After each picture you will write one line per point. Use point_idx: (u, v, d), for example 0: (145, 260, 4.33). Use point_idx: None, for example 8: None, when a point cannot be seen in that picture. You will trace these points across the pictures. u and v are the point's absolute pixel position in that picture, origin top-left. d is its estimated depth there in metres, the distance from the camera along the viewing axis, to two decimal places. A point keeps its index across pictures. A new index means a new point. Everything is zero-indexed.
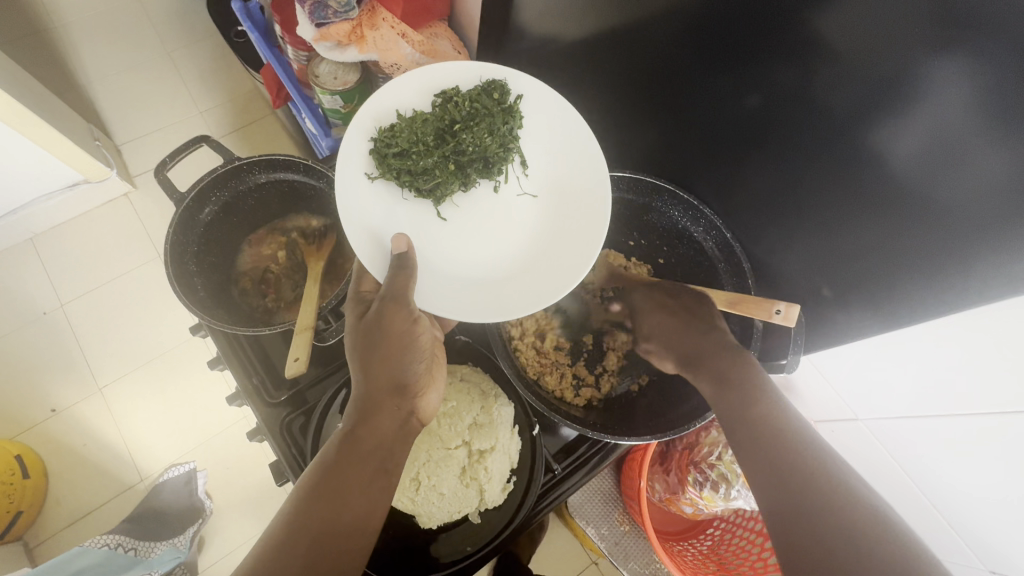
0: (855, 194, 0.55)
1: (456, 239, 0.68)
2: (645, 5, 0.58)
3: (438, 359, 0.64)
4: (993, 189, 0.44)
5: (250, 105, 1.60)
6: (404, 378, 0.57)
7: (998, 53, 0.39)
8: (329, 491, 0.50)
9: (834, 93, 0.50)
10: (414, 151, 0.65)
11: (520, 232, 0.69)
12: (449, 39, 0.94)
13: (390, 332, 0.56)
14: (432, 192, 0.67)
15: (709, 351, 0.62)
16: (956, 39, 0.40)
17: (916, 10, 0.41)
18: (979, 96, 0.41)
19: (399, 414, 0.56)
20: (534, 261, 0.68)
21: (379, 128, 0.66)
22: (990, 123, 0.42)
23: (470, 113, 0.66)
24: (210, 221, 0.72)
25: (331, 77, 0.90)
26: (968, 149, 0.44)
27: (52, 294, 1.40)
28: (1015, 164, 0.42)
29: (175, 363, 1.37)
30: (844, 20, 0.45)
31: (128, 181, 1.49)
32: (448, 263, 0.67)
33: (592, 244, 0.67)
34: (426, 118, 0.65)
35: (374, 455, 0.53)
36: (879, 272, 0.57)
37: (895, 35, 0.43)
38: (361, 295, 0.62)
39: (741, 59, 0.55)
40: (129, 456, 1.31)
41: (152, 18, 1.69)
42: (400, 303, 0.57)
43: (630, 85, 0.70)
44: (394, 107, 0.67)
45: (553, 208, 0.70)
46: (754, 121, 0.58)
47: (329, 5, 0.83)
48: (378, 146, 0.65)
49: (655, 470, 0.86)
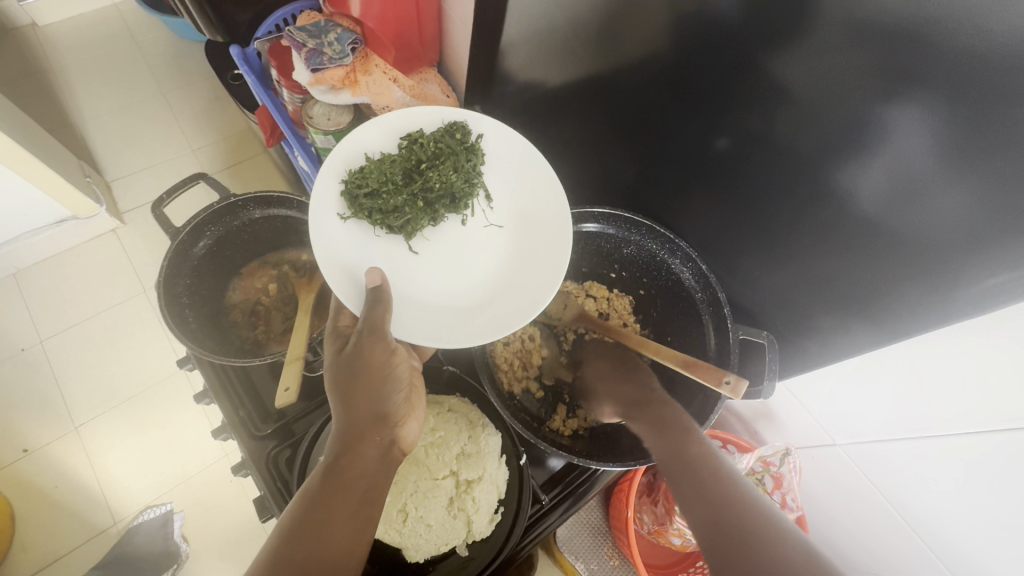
0: (822, 232, 0.58)
1: (426, 272, 0.70)
2: (619, 56, 0.64)
3: (417, 386, 0.64)
4: (948, 230, 0.48)
5: (243, 143, 1.64)
6: (385, 409, 0.58)
7: (947, 98, 0.42)
8: (313, 521, 0.49)
9: (798, 135, 0.53)
10: (384, 190, 0.68)
11: (487, 263, 0.72)
12: (438, 83, 1.00)
13: (370, 365, 0.57)
14: (402, 228, 0.69)
15: (654, 402, 0.66)
16: (906, 85, 0.44)
17: (867, 56, 0.44)
18: (933, 136, 0.45)
19: (382, 443, 0.57)
20: (503, 286, 0.71)
21: (347, 170, 0.69)
22: (946, 161, 0.45)
23: (435, 152, 0.70)
24: (204, 255, 0.74)
25: (325, 118, 0.93)
26: (922, 189, 0.48)
27: (31, 331, 1.38)
28: (973, 200, 0.45)
29: (154, 399, 1.35)
30: (799, 69, 0.49)
31: (116, 217, 1.50)
32: (417, 294, 0.68)
33: (557, 267, 0.69)
34: (393, 159, 0.69)
35: (358, 483, 0.53)
36: (846, 297, 0.60)
37: (851, 79, 0.46)
38: (339, 331, 0.63)
39: (710, 104, 0.59)
40: (101, 498, 1.26)
41: (148, 61, 1.74)
42: (376, 334, 0.58)
43: (607, 127, 0.74)
44: (364, 149, 0.71)
45: (519, 235, 0.73)
46: (725, 160, 0.62)
47: (324, 51, 0.89)
48: (349, 188, 0.67)
49: (642, 502, 0.87)
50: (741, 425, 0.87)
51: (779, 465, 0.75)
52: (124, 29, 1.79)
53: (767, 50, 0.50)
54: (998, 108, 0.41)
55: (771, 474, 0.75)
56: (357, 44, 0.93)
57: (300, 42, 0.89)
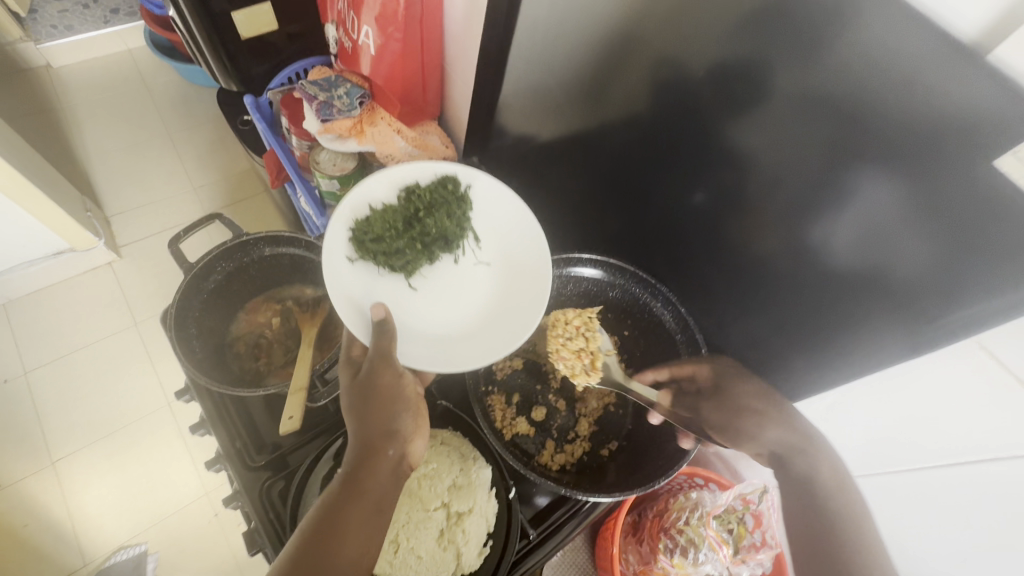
0: (794, 287, 0.59)
1: (425, 307, 0.74)
2: (601, 118, 0.71)
3: (423, 408, 0.66)
4: (913, 287, 0.47)
5: (244, 183, 1.70)
6: (393, 428, 0.60)
7: (898, 160, 0.43)
8: (329, 528, 0.53)
9: (767, 192, 0.55)
10: (387, 235, 0.72)
11: (483, 300, 0.76)
12: (439, 135, 1.08)
13: (381, 389, 0.61)
14: (405, 267, 0.74)
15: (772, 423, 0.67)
16: (861, 146, 0.45)
17: (820, 119, 0.47)
18: (891, 194, 0.45)
19: (393, 458, 0.60)
20: (493, 318, 0.75)
21: (354, 219, 0.73)
22: (909, 217, 0.45)
23: (431, 202, 0.75)
24: (213, 290, 0.77)
25: (331, 163, 1.00)
26: (878, 252, 0.48)
27: (17, 363, 1.38)
28: (936, 257, 0.45)
29: (137, 433, 1.33)
30: (757, 125, 0.52)
31: (114, 251, 1.53)
32: (412, 325, 0.72)
33: (539, 301, 0.73)
34: (394, 208, 0.73)
35: (372, 494, 0.56)
36: (805, 341, 0.63)
37: (807, 139, 0.49)
38: (353, 357, 0.67)
39: (692, 163, 0.62)
40: (73, 538, 1.22)
41: (156, 103, 1.82)
42: (388, 361, 0.62)
43: (590, 180, 0.81)
44: (367, 200, 0.75)
45: (507, 275, 0.77)
46: (704, 215, 0.65)
47: (334, 104, 0.97)
48: (357, 235, 0.72)
49: (627, 542, 0.87)
50: (722, 463, 0.91)
51: (758, 502, 0.79)
52: (135, 73, 1.88)
53: (728, 115, 0.54)
54: (931, 183, 0.42)
55: (750, 511, 0.79)
56: (365, 99, 1.01)
57: (311, 94, 0.97)
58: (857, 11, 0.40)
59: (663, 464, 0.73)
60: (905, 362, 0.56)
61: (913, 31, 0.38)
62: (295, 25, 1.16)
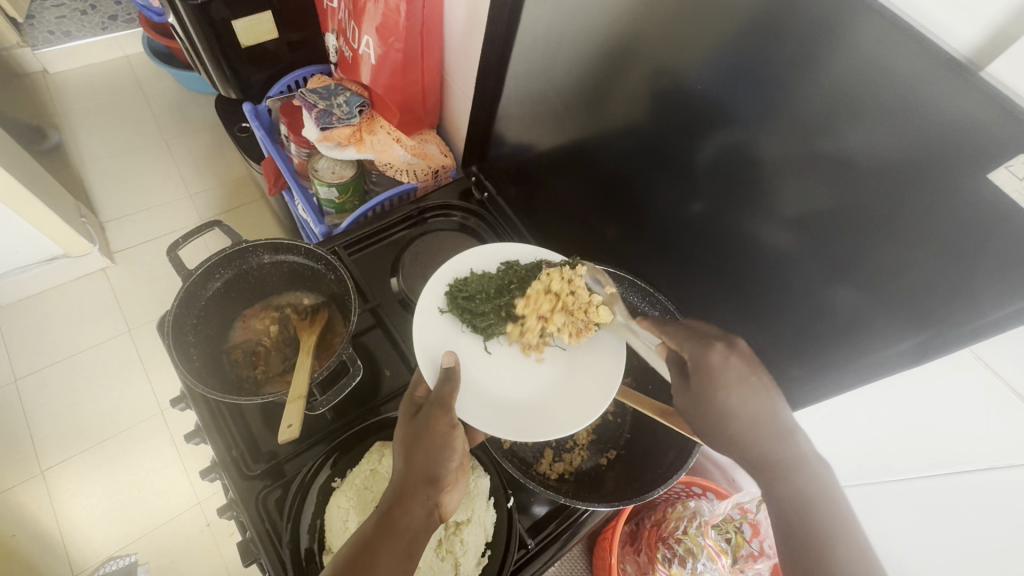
0: (796, 302, 0.59)
1: (498, 372, 0.73)
2: (599, 127, 0.71)
3: (467, 460, 0.65)
4: (934, 307, 0.46)
5: (240, 190, 1.70)
6: (435, 472, 0.59)
7: (913, 186, 0.43)
8: (359, 565, 0.52)
9: (767, 209, 0.55)
10: (479, 297, 0.74)
11: (562, 372, 0.73)
12: (438, 145, 1.09)
13: (432, 432, 0.61)
14: (485, 329, 0.74)
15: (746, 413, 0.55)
16: (871, 173, 0.45)
17: (825, 142, 0.47)
18: (901, 215, 0.45)
19: (429, 502, 0.58)
20: (564, 394, 0.72)
21: (455, 277, 0.77)
22: (925, 241, 0.44)
23: (524, 278, 0.76)
24: (212, 297, 0.77)
25: (330, 171, 1.02)
26: (889, 273, 0.48)
27: (7, 369, 1.36)
28: (956, 280, 0.44)
29: (128, 440, 1.31)
30: (756, 141, 0.53)
31: (107, 256, 1.52)
32: (485, 384, 0.71)
33: (609, 377, 0.71)
34: (491, 275, 0.76)
35: (405, 536, 0.55)
36: (795, 348, 0.62)
37: (812, 162, 0.49)
38: (413, 400, 0.67)
39: (688, 175, 0.62)
40: (60, 548, 1.20)
41: (152, 109, 1.82)
42: (445, 408, 0.62)
43: (586, 190, 0.81)
44: (469, 265, 0.79)
45: (582, 354, 0.74)
46: (700, 224, 0.65)
47: (334, 112, 0.98)
48: (453, 290, 0.75)
49: (625, 551, 0.88)
50: (719, 472, 0.91)
51: (755, 511, 0.78)
52: (133, 80, 1.88)
53: (723, 126, 0.55)
54: (935, 202, 0.42)
55: (748, 521, 0.79)
56: (364, 107, 1.01)
57: (311, 103, 0.98)
58: (853, 36, 0.41)
59: (660, 474, 0.72)
60: (918, 373, 0.56)
61: (911, 58, 0.39)
62: (296, 34, 1.17)
